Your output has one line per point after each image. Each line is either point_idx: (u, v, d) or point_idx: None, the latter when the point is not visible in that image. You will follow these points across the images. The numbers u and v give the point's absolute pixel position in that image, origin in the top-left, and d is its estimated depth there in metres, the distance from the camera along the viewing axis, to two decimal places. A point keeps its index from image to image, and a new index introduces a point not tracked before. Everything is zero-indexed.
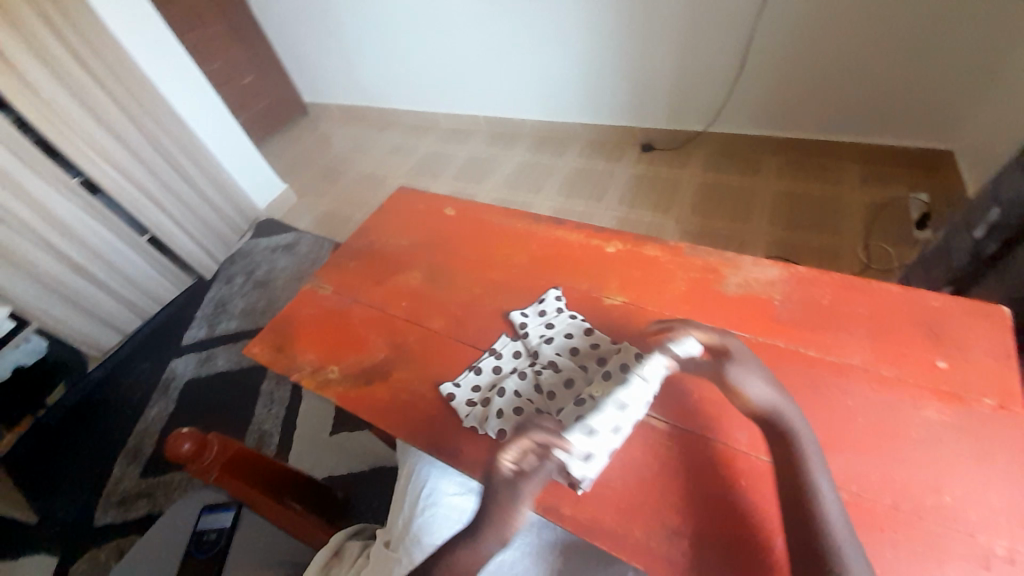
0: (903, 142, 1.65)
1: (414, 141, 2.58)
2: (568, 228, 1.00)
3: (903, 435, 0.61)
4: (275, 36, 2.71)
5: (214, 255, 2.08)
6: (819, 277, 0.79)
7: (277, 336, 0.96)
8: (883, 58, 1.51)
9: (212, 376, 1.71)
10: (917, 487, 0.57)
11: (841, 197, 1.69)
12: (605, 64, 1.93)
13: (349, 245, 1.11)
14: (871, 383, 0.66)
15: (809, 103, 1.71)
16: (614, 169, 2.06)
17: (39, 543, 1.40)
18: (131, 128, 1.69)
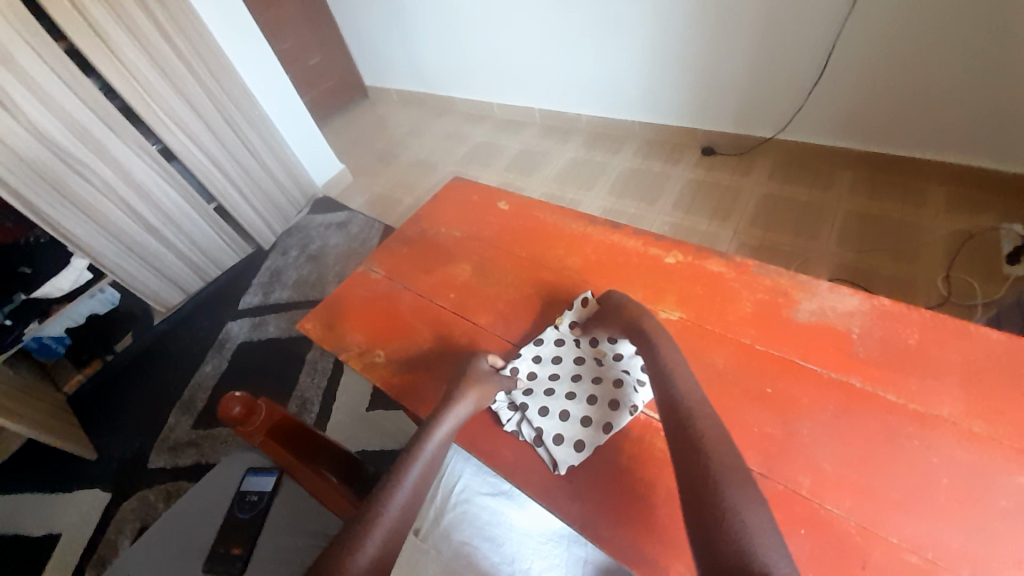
0: (1007, 166, 1.48)
1: (469, 129, 2.59)
2: (625, 233, 0.96)
3: (993, 503, 0.55)
4: (343, 18, 2.78)
5: (272, 227, 2.17)
6: (904, 313, 0.72)
7: (328, 313, 0.99)
8: (993, 71, 1.35)
9: (262, 342, 1.80)
10: (1004, 562, 0.51)
11: (925, 222, 1.54)
12: (671, 63, 1.85)
13: (402, 230, 1.12)
14: (959, 438, 0.59)
15: (899, 115, 1.56)
16: (672, 172, 1.97)
17: (101, 476, 1.53)
18: (206, 101, 1.78)
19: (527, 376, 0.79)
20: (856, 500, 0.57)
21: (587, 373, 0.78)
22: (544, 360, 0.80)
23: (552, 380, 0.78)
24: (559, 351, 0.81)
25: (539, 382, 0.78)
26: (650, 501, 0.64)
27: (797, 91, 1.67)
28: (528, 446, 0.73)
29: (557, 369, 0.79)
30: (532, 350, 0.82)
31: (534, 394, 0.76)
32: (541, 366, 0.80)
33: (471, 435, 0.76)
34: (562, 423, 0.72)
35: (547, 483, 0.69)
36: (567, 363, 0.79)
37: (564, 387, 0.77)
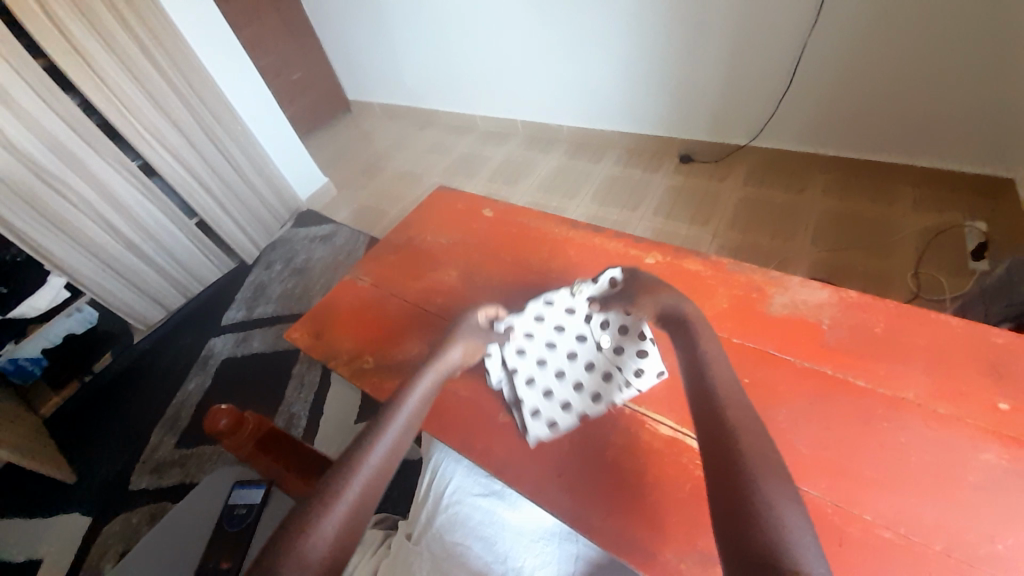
0: (965, 166, 1.56)
1: (452, 141, 2.62)
2: (607, 235, 0.99)
3: (958, 478, 0.57)
4: (325, 34, 2.80)
5: (256, 241, 2.16)
6: (870, 303, 0.76)
7: (316, 322, 0.99)
8: (946, 78, 1.43)
9: (247, 357, 1.77)
10: (972, 534, 0.54)
11: (893, 222, 1.61)
12: (648, 74, 1.91)
13: (388, 239, 1.13)
14: (926, 419, 0.63)
15: (863, 121, 1.63)
16: (652, 178, 2.03)
17: (81, 500, 1.49)
18: (187, 116, 1.78)
19: (524, 339, 0.80)
20: (833, 481, 0.60)
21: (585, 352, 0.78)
22: (545, 325, 0.81)
23: (547, 349, 0.79)
24: (562, 321, 0.81)
25: (532, 347, 0.80)
26: (637, 491, 0.66)
27: (767, 99, 1.74)
28: (518, 445, 0.74)
29: (554, 341, 0.80)
30: (534, 312, 0.82)
31: (526, 361, 0.79)
32: (539, 330, 0.81)
33: (461, 435, 0.77)
34: (544, 396, 0.76)
35: (537, 479, 0.70)
36: (565, 336, 0.80)
37: (556, 364, 0.78)
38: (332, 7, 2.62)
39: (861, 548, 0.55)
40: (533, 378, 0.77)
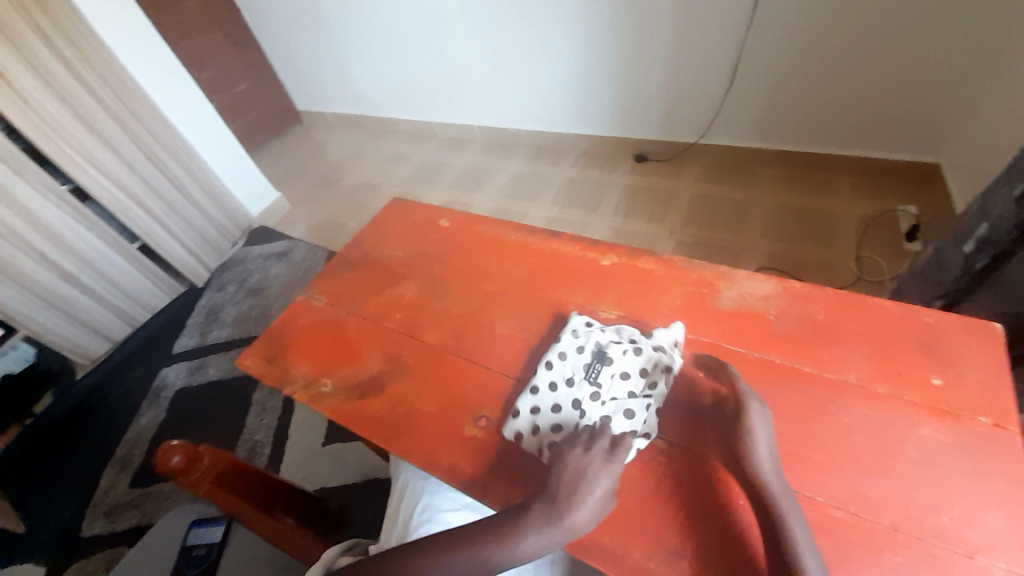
0: (893, 155, 1.68)
1: (410, 149, 2.59)
2: (563, 239, 1.00)
3: (900, 453, 0.61)
4: (269, 44, 2.71)
5: (206, 263, 2.06)
6: (813, 292, 0.79)
7: (269, 348, 0.95)
8: (870, 74, 1.54)
9: (203, 386, 1.68)
10: (915, 506, 0.57)
11: (833, 210, 1.71)
12: (599, 78, 1.95)
13: (343, 255, 1.10)
14: (868, 399, 0.66)
15: (800, 116, 1.73)
16: (610, 179, 2.07)
17: (31, 550, 1.37)
18: (123, 137, 1.68)
19: (552, 416, 0.71)
20: (787, 466, 0.62)
21: (590, 362, 0.74)
22: (548, 392, 0.73)
23: (573, 395, 0.72)
24: (550, 371, 0.75)
25: (565, 411, 0.71)
26: None
27: (711, 99, 1.82)
28: (482, 457, 0.72)
29: (564, 385, 0.73)
30: (529, 399, 0.73)
31: (572, 416, 0.70)
32: (551, 400, 0.72)
33: (426, 454, 0.74)
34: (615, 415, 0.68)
35: (505, 491, 0.67)
36: (565, 372, 0.74)
37: (588, 394, 0.71)
38: (275, 17, 2.53)
39: (816, 529, 0.57)
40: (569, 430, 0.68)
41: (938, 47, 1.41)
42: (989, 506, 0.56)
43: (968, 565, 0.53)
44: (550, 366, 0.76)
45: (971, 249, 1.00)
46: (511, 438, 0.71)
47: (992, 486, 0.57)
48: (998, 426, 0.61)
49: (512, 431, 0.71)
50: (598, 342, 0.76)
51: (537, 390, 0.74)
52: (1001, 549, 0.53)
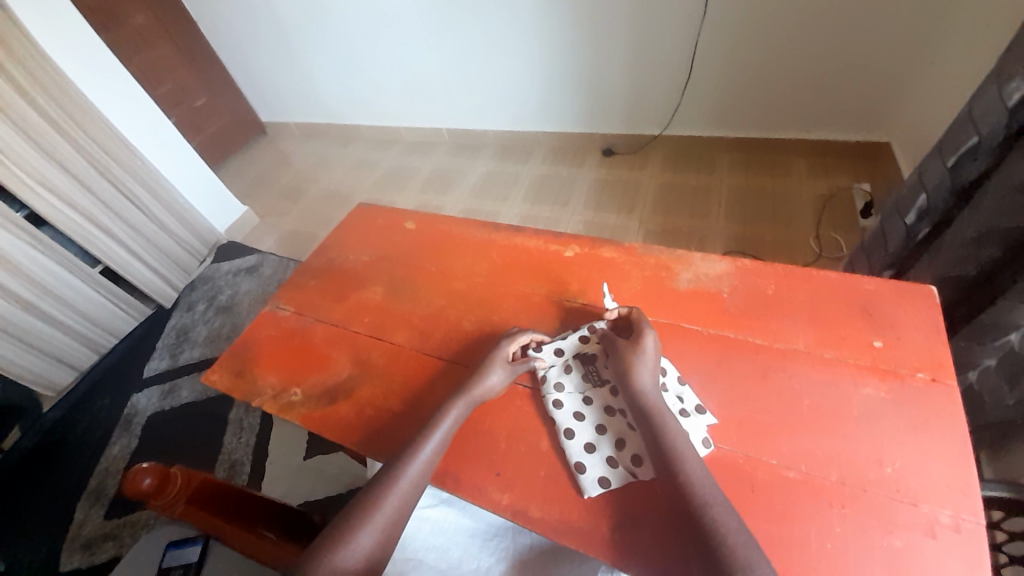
0: (843, 136, 1.75)
1: (377, 155, 2.56)
2: (527, 234, 1.01)
3: (846, 414, 0.64)
4: (225, 55, 2.64)
5: (173, 282, 2.01)
6: (762, 269, 0.83)
7: (237, 360, 0.94)
8: (815, 58, 1.61)
9: (176, 408, 1.64)
10: (862, 462, 0.60)
11: (793, 191, 1.77)
12: (562, 73, 1.97)
13: (308, 263, 1.10)
14: (815, 365, 0.70)
15: (754, 102, 1.79)
16: (577, 174, 2.09)
17: None
18: (79, 159, 1.62)
19: (606, 440, 0.68)
20: (742, 433, 0.65)
21: (583, 371, 0.75)
22: (586, 428, 0.69)
23: (601, 409, 0.71)
24: (567, 409, 0.72)
25: (611, 426, 0.69)
26: (570, 477, 0.67)
27: (670, 89, 1.87)
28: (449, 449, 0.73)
29: (584, 408, 0.72)
30: (579, 449, 0.68)
31: (620, 422, 0.69)
32: (591, 429, 0.69)
33: (391, 448, 0.75)
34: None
35: (478, 480, 0.69)
36: (578, 396, 0.73)
37: (603, 395, 0.72)
38: (231, 27, 2.49)
39: (768, 492, 0.60)
40: (632, 439, 0.67)
41: (875, 30, 1.49)
42: (931, 455, 0.60)
43: (913, 512, 0.56)
44: (562, 405, 0.72)
45: (912, 220, 1.05)
46: (602, 490, 0.64)
47: (933, 437, 0.61)
48: (935, 380, 0.65)
49: (596, 485, 0.65)
50: (574, 354, 0.77)
51: (574, 435, 0.69)
52: (943, 497, 0.57)
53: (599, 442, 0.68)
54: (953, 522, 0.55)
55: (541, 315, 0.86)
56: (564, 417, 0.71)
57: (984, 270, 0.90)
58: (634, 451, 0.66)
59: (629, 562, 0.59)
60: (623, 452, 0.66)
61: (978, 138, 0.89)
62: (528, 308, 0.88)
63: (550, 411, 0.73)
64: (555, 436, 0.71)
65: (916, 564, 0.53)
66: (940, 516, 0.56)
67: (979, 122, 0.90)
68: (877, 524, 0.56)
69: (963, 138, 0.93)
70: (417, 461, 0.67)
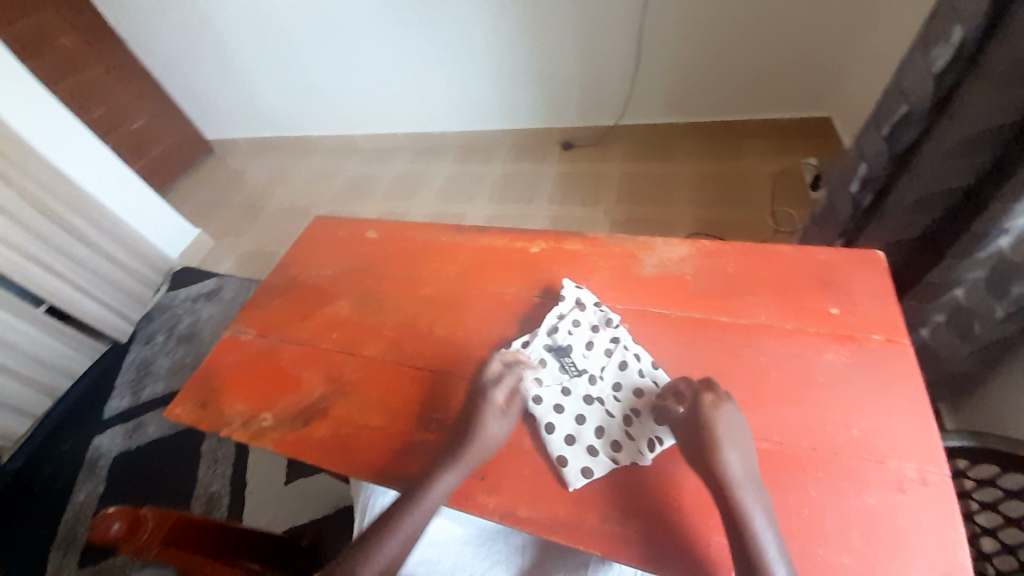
0: (789, 114, 1.83)
1: (335, 165, 2.49)
2: (492, 233, 1.01)
3: (811, 381, 0.67)
4: (163, 73, 2.52)
5: (127, 315, 1.90)
6: (722, 249, 0.85)
7: (201, 390, 0.89)
8: (757, 41, 1.67)
9: (143, 447, 1.55)
10: (830, 426, 0.63)
11: (748, 171, 1.83)
12: (515, 69, 1.97)
13: (269, 282, 1.06)
14: (779, 337, 0.72)
15: (704, 87, 1.84)
16: (541, 170, 2.10)
17: None
18: (10, 194, 1.51)
19: (587, 431, 0.68)
20: None
21: (559, 363, 0.74)
22: (565, 421, 0.69)
23: (580, 399, 0.71)
24: (546, 404, 0.71)
25: (591, 415, 0.69)
26: (553, 471, 0.67)
27: (623, 80, 1.89)
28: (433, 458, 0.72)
29: (563, 400, 0.71)
30: (559, 443, 0.68)
31: (598, 411, 0.70)
32: (571, 421, 0.69)
33: (377, 467, 0.73)
34: (614, 369, 0.73)
35: (464, 486, 0.68)
36: (555, 389, 0.72)
37: (581, 386, 0.72)
38: (167, 43, 2.37)
39: None
40: (612, 427, 0.68)
41: (809, 11, 1.56)
42: (894, 412, 0.63)
43: (882, 470, 0.59)
44: (541, 400, 0.71)
45: (857, 189, 1.10)
46: (586, 481, 0.65)
47: (894, 395, 0.64)
48: (890, 340, 0.69)
49: (579, 476, 0.65)
50: (548, 347, 0.76)
51: (555, 428, 0.69)
52: (908, 451, 0.60)
53: (580, 434, 0.68)
54: (919, 474, 0.58)
55: (513, 314, 0.86)
56: (543, 412, 0.70)
57: (927, 230, 0.98)
58: (615, 438, 0.67)
59: (622, 548, 0.60)
60: (604, 440, 0.67)
61: (908, 108, 0.94)
62: (499, 308, 0.88)
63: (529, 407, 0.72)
64: (536, 432, 0.71)
65: (888, 518, 0.56)
66: (906, 470, 0.58)
67: (907, 91, 0.93)
68: (849, 483, 0.59)
69: (893, 108, 0.97)
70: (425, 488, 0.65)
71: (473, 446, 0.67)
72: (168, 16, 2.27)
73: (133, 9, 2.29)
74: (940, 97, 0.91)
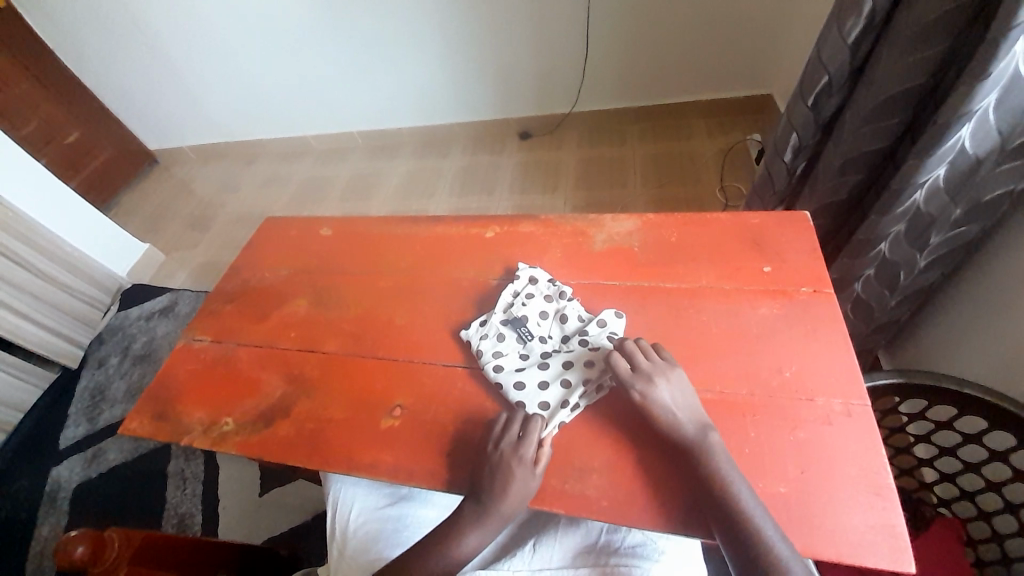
0: (731, 92, 1.92)
1: (289, 169, 2.42)
2: (446, 222, 1.02)
3: (748, 333, 0.72)
4: (93, 82, 2.38)
5: (76, 339, 1.80)
6: (665, 220, 0.89)
7: (156, 402, 0.87)
8: (694, 21, 1.74)
9: (105, 474, 1.48)
10: (765, 371, 0.68)
11: (697, 149, 1.90)
12: (467, 61, 1.97)
13: (220, 288, 1.03)
14: (720, 297, 0.77)
15: (649, 70, 1.89)
16: (499, 161, 2.10)
17: None
18: None
19: (554, 382, 0.71)
20: None
21: (517, 334, 0.77)
22: (529, 378, 0.72)
23: (539, 358, 0.74)
24: (508, 372, 0.73)
25: (554, 367, 0.73)
26: None
27: (573, 65, 1.92)
28: (401, 443, 0.73)
29: (524, 364, 0.74)
30: (532, 397, 0.70)
31: (559, 360, 0.73)
32: (535, 377, 0.72)
33: (346, 460, 0.73)
34: (566, 328, 0.77)
35: (430, 466, 0.70)
36: (517, 358, 0.75)
37: (537, 347, 0.75)
38: (97, 49, 2.25)
39: None
40: (576, 369, 0.72)
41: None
42: (821, 355, 0.68)
43: (812, 407, 0.64)
44: (502, 369, 0.74)
45: (791, 158, 1.16)
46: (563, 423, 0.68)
47: (821, 340, 0.70)
48: (817, 290, 0.75)
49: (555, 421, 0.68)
50: (504, 321, 0.79)
51: (524, 387, 0.71)
52: (835, 389, 0.65)
53: (548, 383, 0.71)
54: (844, 408, 0.64)
55: (471, 297, 0.87)
56: (507, 374, 0.73)
57: (855, 192, 1.05)
58: (580, 375, 0.71)
59: (584, 504, 0.63)
60: (571, 380, 0.71)
61: (829, 77, 1.01)
62: (456, 293, 0.89)
63: (496, 379, 0.74)
64: (503, 398, 0.73)
65: (817, 449, 0.61)
66: (832, 405, 0.64)
67: (827, 62, 1.00)
68: (784, 421, 0.64)
69: (816, 78, 1.03)
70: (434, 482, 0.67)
71: (506, 503, 0.63)
72: (96, 23, 2.16)
73: (55, 16, 2.16)
74: (856, 66, 0.98)
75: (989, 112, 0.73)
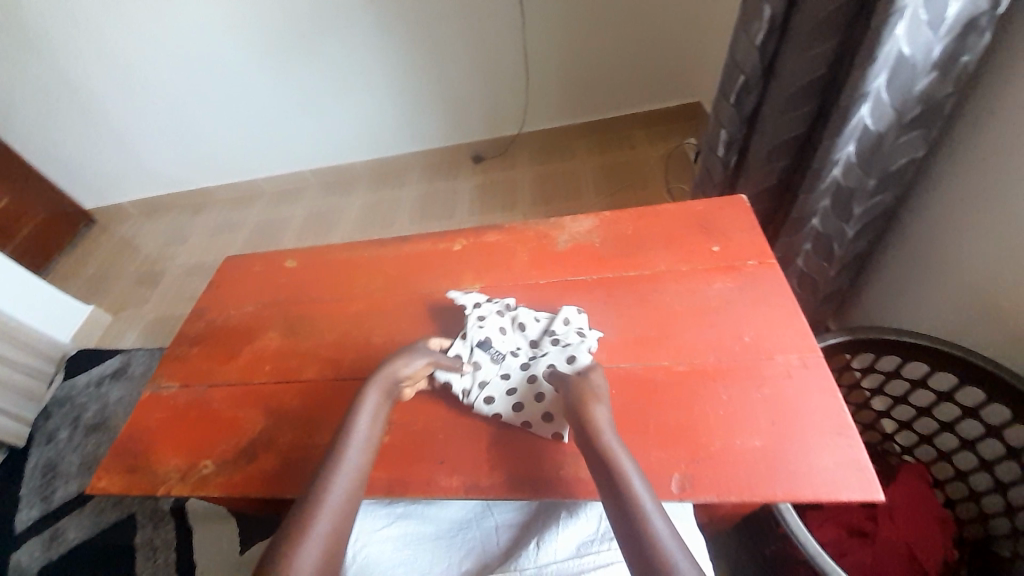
0: (665, 102, 2.07)
1: (241, 215, 2.36)
2: (412, 240, 1.04)
3: (708, 307, 0.77)
4: (20, 145, 2.26)
5: (17, 415, 1.66)
6: (620, 215, 0.95)
7: (124, 458, 0.82)
8: (622, 39, 1.89)
9: (62, 557, 1.35)
10: (727, 339, 0.73)
11: (641, 156, 2.03)
12: (414, 93, 2.03)
13: (183, 333, 1.00)
14: (678, 278, 0.82)
15: (588, 86, 2.01)
16: (456, 186, 2.14)
17: None
18: None
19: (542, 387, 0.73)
20: (635, 349, 0.76)
21: (489, 358, 0.77)
22: (524, 393, 0.73)
23: (520, 370, 0.76)
24: (500, 399, 0.74)
25: (537, 373, 0.74)
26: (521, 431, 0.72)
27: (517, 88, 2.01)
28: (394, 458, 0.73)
29: (509, 383, 0.75)
30: (536, 415, 0.72)
31: (537, 364, 0.75)
32: (524, 393, 0.73)
33: None
34: (528, 334, 0.80)
35: (426, 473, 0.71)
36: (501, 382, 0.75)
37: (512, 364, 0.77)
38: (22, 110, 2.16)
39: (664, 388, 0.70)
40: (554, 360, 0.74)
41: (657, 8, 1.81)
42: (775, 318, 0.74)
43: (773, 365, 0.70)
44: (493, 399, 0.74)
45: (724, 151, 1.27)
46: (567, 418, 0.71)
47: (773, 305, 0.76)
48: (764, 262, 0.82)
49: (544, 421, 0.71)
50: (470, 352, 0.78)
51: (522, 404, 0.73)
52: (790, 346, 0.71)
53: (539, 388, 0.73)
54: (800, 360, 0.69)
55: (446, 308, 0.89)
56: (492, 393, 0.74)
57: (784, 175, 1.15)
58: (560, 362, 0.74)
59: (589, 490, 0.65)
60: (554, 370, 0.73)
61: (745, 76, 1.12)
62: (431, 307, 0.90)
63: (490, 410, 0.74)
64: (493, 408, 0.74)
65: (782, 400, 0.66)
66: (790, 360, 0.70)
67: (742, 63, 1.11)
68: (751, 379, 0.69)
69: (734, 78, 1.14)
70: (330, 505, 0.60)
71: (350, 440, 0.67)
72: (20, 84, 2.08)
73: None
74: (767, 64, 1.09)
75: (882, 92, 0.84)
